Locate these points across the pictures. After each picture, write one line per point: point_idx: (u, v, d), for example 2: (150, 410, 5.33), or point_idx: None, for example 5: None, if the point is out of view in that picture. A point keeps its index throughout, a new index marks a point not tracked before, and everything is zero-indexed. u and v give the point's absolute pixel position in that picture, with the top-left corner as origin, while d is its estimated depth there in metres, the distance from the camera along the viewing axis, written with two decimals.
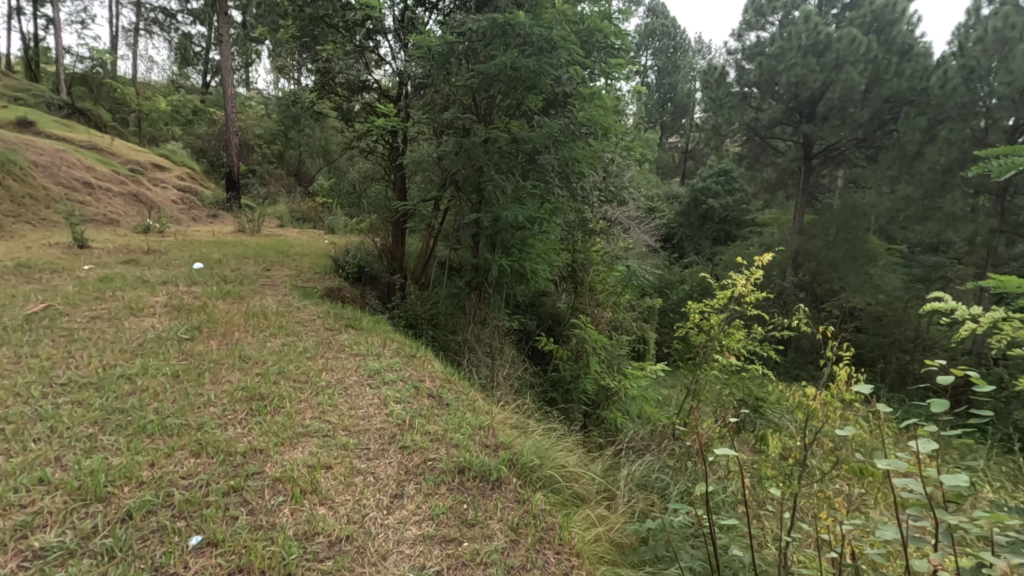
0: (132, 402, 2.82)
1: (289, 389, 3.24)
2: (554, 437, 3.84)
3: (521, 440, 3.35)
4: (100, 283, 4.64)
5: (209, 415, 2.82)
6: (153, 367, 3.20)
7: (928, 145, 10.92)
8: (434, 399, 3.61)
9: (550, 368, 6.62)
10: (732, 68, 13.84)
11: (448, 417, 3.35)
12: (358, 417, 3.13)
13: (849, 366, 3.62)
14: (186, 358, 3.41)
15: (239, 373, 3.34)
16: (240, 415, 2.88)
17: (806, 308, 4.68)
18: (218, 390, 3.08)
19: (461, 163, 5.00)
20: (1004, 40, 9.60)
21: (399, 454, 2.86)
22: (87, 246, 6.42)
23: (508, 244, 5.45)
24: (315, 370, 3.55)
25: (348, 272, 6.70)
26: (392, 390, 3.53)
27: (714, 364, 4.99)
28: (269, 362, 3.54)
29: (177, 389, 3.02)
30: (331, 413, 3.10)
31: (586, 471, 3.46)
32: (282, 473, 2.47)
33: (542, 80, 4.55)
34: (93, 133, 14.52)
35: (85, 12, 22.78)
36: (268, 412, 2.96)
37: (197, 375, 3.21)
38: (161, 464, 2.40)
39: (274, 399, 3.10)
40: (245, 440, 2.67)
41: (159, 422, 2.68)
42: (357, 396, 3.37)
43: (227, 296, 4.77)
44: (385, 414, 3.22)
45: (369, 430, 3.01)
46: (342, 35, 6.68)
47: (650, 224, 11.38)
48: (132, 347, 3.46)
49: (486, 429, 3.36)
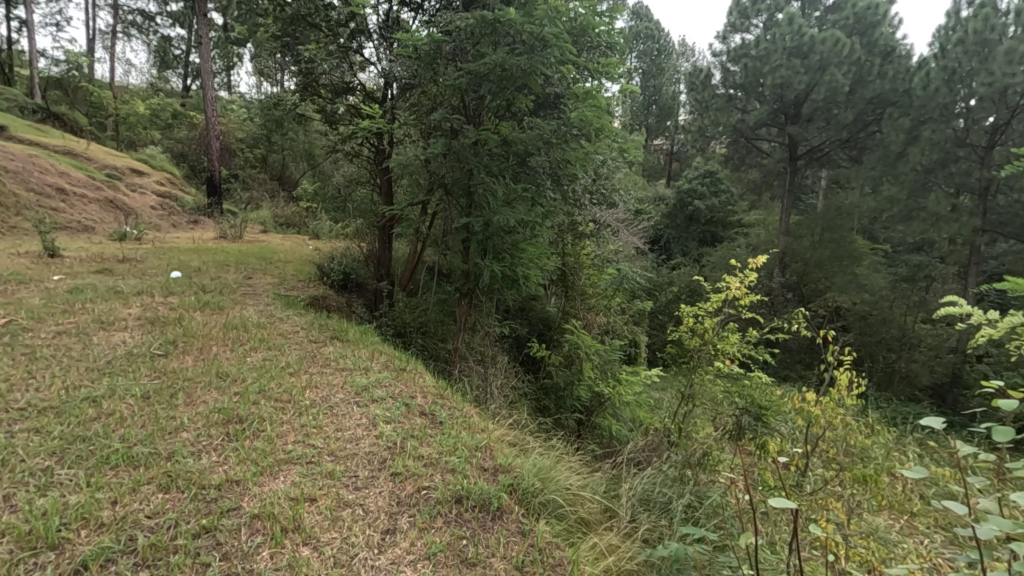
0: (95, 429, 2.61)
1: (270, 410, 3.04)
2: (553, 455, 3.69)
3: (520, 461, 3.19)
4: (70, 295, 4.40)
5: (181, 442, 2.62)
6: (121, 389, 2.98)
7: (911, 146, 10.96)
8: (427, 417, 3.43)
9: (543, 375, 6.47)
10: (717, 70, 13.81)
11: (441, 438, 3.18)
12: (345, 440, 2.93)
13: (848, 371, 3.66)
14: (158, 378, 3.19)
15: (216, 393, 3.12)
16: (215, 441, 2.68)
17: (804, 310, 4.49)
18: (192, 413, 2.87)
19: (450, 166, 4.83)
20: (984, 41, 9.67)
21: (390, 482, 2.67)
22: (58, 255, 6.15)
23: (498, 249, 5.27)
24: (299, 388, 3.36)
25: (333, 279, 6.48)
26: (381, 409, 3.35)
27: (709, 369, 4.84)
28: (249, 380, 3.34)
29: (146, 413, 2.81)
30: (316, 437, 2.91)
31: (587, 490, 3.28)
32: (260, 509, 2.28)
33: (533, 79, 4.38)
34: (68, 137, 14.09)
35: (60, 13, 22.23)
36: (246, 437, 2.76)
37: (169, 396, 3.00)
38: (124, 502, 2.20)
39: (253, 421, 2.90)
40: (220, 470, 2.48)
41: (124, 451, 2.47)
42: (343, 417, 3.18)
43: (205, 307, 4.54)
44: (374, 436, 3.04)
45: (358, 455, 2.82)
46: (324, 35, 6.49)
47: (639, 226, 11.28)
48: (100, 366, 3.23)
49: (483, 450, 3.19)
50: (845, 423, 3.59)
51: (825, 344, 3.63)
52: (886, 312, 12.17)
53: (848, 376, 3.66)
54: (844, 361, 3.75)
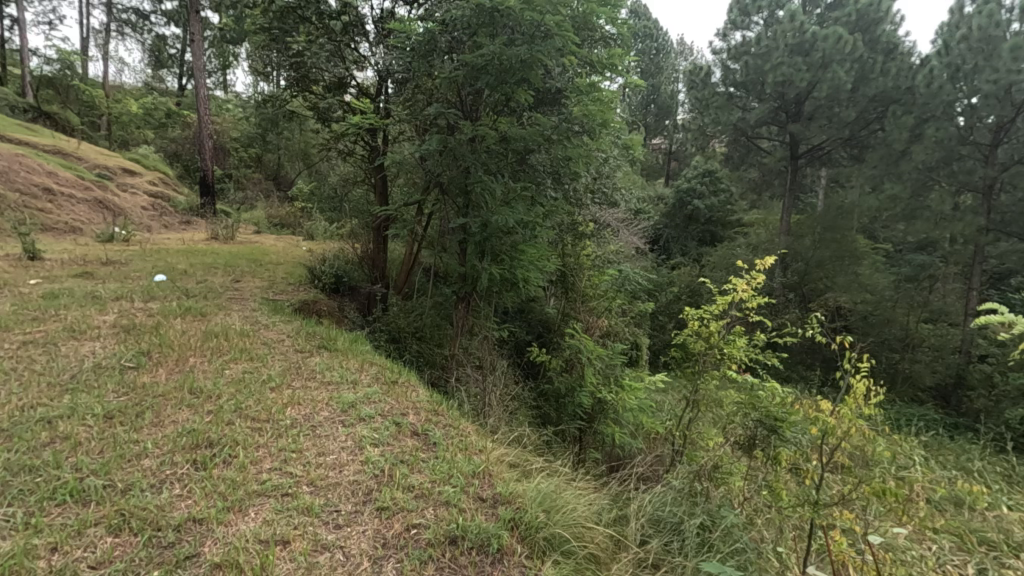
0: (44, 458, 2.37)
1: (245, 431, 2.81)
2: (557, 476, 3.46)
3: (523, 488, 2.98)
4: (43, 301, 4.18)
5: (140, 472, 2.39)
6: (82, 408, 2.76)
7: (914, 144, 10.73)
8: (419, 438, 3.20)
9: (543, 381, 6.24)
10: (717, 68, 13.60)
11: (435, 463, 2.96)
12: (326, 467, 2.70)
13: (864, 378, 3.41)
14: (125, 394, 2.96)
15: (187, 412, 2.89)
16: (179, 471, 2.44)
17: (818, 314, 4.18)
18: (157, 437, 2.63)
19: (446, 164, 4.60)
20: (988, 38, 9.48)
21: (375, 519, 2.44)
22: (39, 257, 5.91)
23: (496, 251, 5.01)
24: (279, 405, 3.13)
25: (324, 282, 6.22)
26: (368, 430, 3.12)
27: (715, 375, 4.59)
28: (224, 396, 3.10)
29: (105, 437, 2.57)
30: (295, 463, 2.68)
31: (596, 521, 3.03)
32: (223, 557, 2.03)
33: (534, 71, 4.15)
34: (58, 137, 13.83)
35: (53, 12, 21.97)
36: (214, 465, 2.53)
37: (135, 416, 2.77)
38: (65, 549, 1.95)
39: (223, 446, 2.67)
40: (181, 506, 2.24)
41: (73, 484, 2.23)
42: (326, 438, 2.95)
43: (186, 313, 4.31)
44: (360, 462, 2.81)
45: (340, 485, 2.59)
46: (316, 28, 6.25)
47: (639, 226, 11.10)
48: (63, 382, 3.00)
49: (480, 477, 2.97)
50: (862, 434, 3.39)
51: (841, 353, 3.42)
52: (889, 313, 12.00)
53: (865, 385, 3.37)
54: (860, 368, 3.44)
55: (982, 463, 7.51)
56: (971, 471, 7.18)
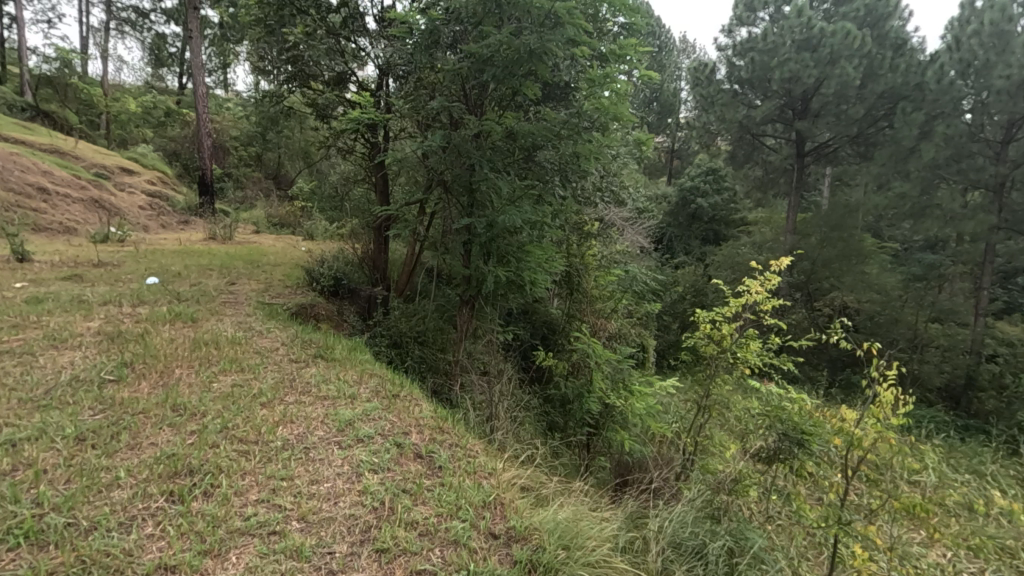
0: (2, 489, 2.15)
1: (231, 457, 2.60)
2: (573, 502, 3.29)
3: (538, 519, 2.80)
4: (28, 306, 3.98)
5: (108, 507, 2.18)
6: (53, 428, 2.56)
7: (924, 141, 10.43)
8: (423, 462, 3.00)
9: (549, 387, 6.03)
10: (723, 65, 13.34)
11: (440, 493, 2.75)
12: (320, 498, 2.49)
13: (896, 391, 3.15)
14: (102, 412, 2.76)
15: (167, 433, 2.69)
16: (152, 506, 2.22)
17: (843, 320, 3.83)
18: (131, 464, 2.42)
19: (449, 161, 4.38)
20: (1000, 32, 9.25)
21: (372, 562, 2.22)
22: (28, 259, 5.71)
23: (502, 252, 4.79)
24: (269, 424, 2.93)
25: (323, 284, 6.00)
26: (368, 453, 2.91)
27: (727, 380, 4.38)
28: (209, 415, 2.90)
29: (73, 464, 2.37)
30: (285, 494, 2.47)
31: (618, 555, 2.85)
32: None
33: (543, 62, 3.93)
34: (54, 135, 13.64)
35: (52, 10, 21.76)
36: (193, 498, 2.32)
37: (110, 438, 2.57)
38: None
39: (205, 474, 2.46)
40: (153, 549, 2.03)
41: (30, 523, 2.01)
42: (320, 463, 2.75)
43: (176, 319, 4.11)
44: (358, 492, 2.60)
45: (334, 521, 2.38)
46: (314, 20, 6.04)
47: (644, 226, 10.92)
48: (36, 398, 2.79)
49: (492, 508, 2.79)
50: (896, 451, 3.15)
51: (867, 361, 3.20)
52: (897, 312, 11.81)
53: (894, 394, 3.11)
54: (887, 376, 3.18)
55: (995, 466, 7.33)
56: (984, 474, 7.02)
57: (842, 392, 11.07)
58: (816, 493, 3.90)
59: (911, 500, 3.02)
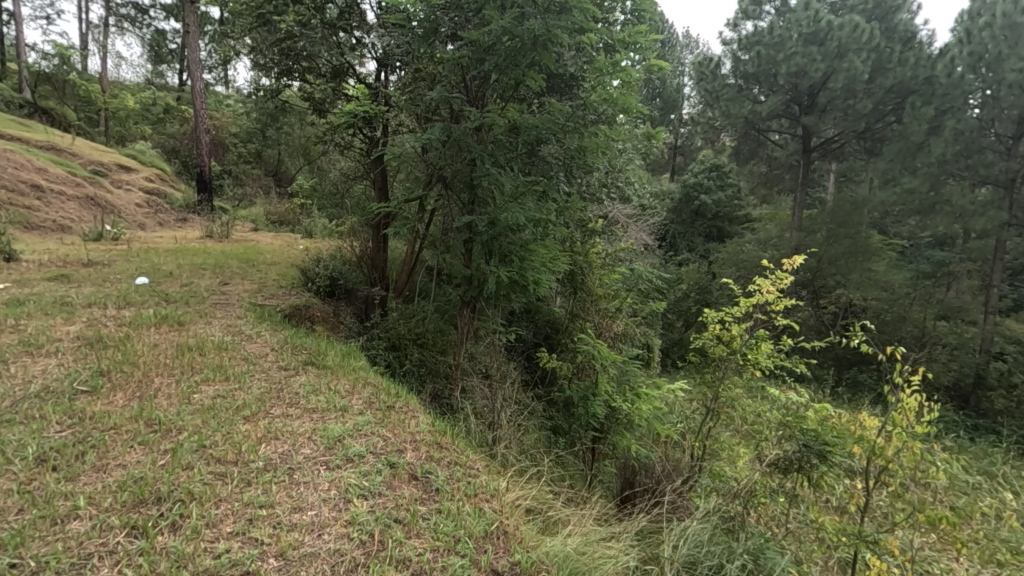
0: None
1: (204, 481, 2.42)
2: (579, 526, 3.16)
3: (544, 552, 2.66)
4: (7, 308, 3.80)
5: (61, 543, 1.99)
6: (13, 450, 2.38)
7: (933, 137, 10.18)
8: (418, 484, 2.81)
9: (552, 390, 5.84)
10: (728, 60, 13.06)
11: (437, 522, 2.56)
12: (302, 530, 2.31)
13: (923, 402, 2.94)
14: (69, 430, 2.59)
15: (137, 454, 2.51)
16: (111, 542, 2.04)
17: (861, 324, 3.49)
18: (95, 491, 2.25)
19: (449, 156, 4.17)
20: (1013, 25, 9.04)
21: None
22: (16, 258, 5.55)
23: (505, 252, 4.58)
24: (250, 442, 2.75)
25: (319, 285, 5.82)
26: (358, 476, 2.72)
27: (738, 382, 4.17)
28: (185, 433, 2.72)
29: (30, 491, 2.19)
30: (263, 525, 2.28)
31: None
32: None
33: (547, 51, 3.73)
34: (51, 132, 13.49)
35: (51, 7, 21.63)
36: (159, 532, 2.12)
37: (75, 461, 2.40)
38: None
39: (174, 502, 2.28)
40: None
41: None
42: (305, 487, 2.56)
43: (162, 322, 3.93)
44: (344, 523, 2.41)
45: (315, 556, 2.19)
46: (308, 10, 5.81)
47: (648, 222, 10.73)
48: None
49: (495, 537, 2.63)
50: (921, 467, 2.95)
51: (889, 368, 2.96)
52: (904, 310, 11.59)
53: (921, 406, 2.91)
54: (911, 386, 2.97)
55: (1005, 467, 7.15)
56: (996, 476, 6.83)
57: (849, 392, 10.85)
58: (833, 505, 3.71)
59: (939, 520, 2.81)
